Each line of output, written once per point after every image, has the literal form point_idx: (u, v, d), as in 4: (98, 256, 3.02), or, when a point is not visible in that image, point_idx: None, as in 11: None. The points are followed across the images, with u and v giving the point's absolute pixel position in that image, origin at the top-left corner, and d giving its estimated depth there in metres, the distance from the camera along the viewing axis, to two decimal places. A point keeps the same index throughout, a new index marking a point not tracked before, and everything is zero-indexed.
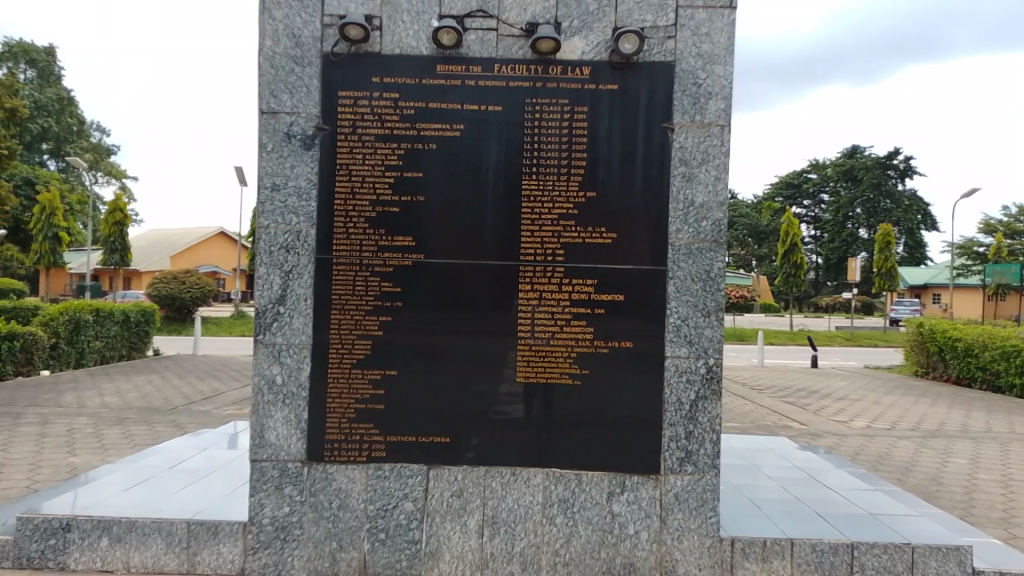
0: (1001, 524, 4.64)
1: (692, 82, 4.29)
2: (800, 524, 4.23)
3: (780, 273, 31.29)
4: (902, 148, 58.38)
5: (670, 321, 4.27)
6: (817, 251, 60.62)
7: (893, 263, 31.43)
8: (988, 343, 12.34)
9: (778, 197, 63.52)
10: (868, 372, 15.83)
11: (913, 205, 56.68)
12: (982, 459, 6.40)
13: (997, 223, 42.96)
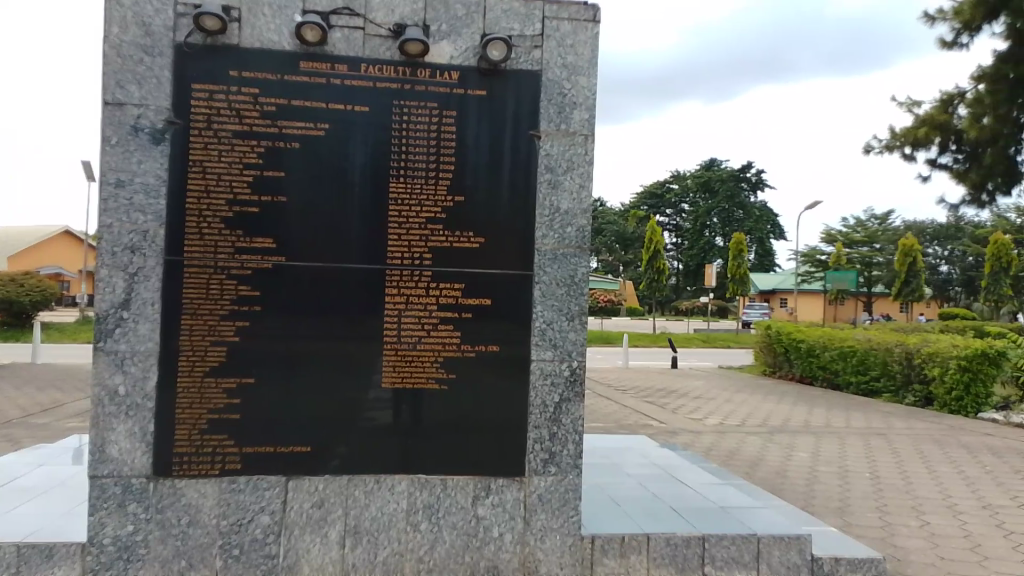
0: (838, 513, 4.98)
1: (557, 92, 4.38)
2: (656, 520, 4.34)
3: (645, 278, 32.65)
4: (752, 164, 62.77)
5: (535, 325, 4.33)
6: (678, 258, 63.83)
7: (745, 270, 33.58)
8: (829, 343, 13.42)
9: (644, 205, 66.26)
10: (721, 373, 16.81)
11: (764, 216, 61.25)
12: (821, 452, 6.92)
13: (837, 233, 47.26)
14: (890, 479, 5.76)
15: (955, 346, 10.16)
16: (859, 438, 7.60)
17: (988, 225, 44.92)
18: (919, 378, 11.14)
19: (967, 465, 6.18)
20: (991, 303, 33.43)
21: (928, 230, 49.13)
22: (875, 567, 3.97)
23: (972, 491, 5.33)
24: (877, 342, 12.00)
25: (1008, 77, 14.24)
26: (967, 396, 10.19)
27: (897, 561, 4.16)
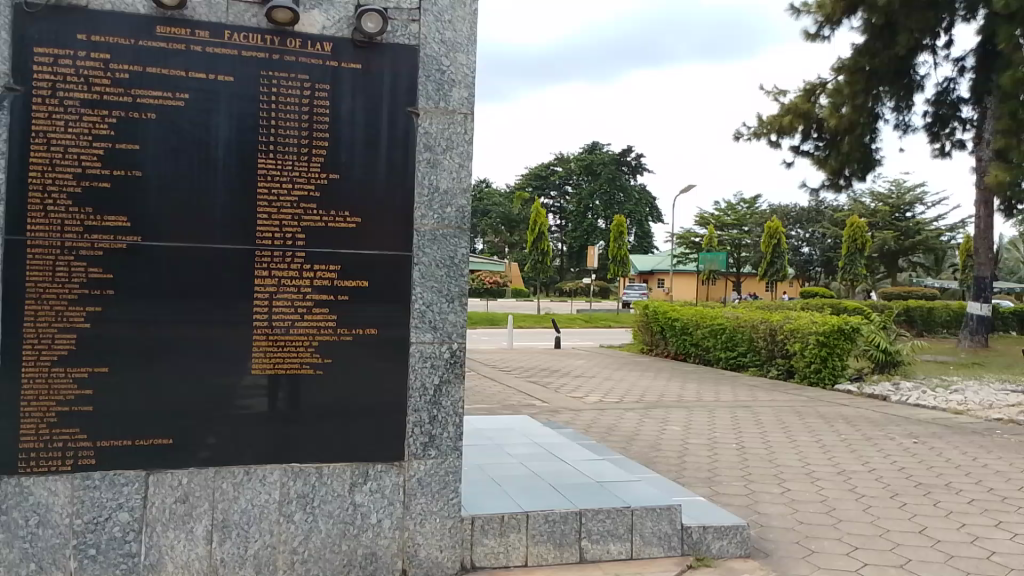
0: (707, 482, 5.21)
1: (435, 68, 4.28)
2: (535, 498, 4.38)
3: (529, 260, 33.12)
4: (631, 149, 65.01)
5: (415, 307, 4.25)
6: (563, 239, 65.24)
7: (625, 251, 34.78)
8: (701, 322, 14.11)
9: (528, 187, 67.20)
10: (603, 351, 17.31)
11: (642, 199, 63.67)
12: (692, 425, 7.26)
13: (709, 216, 50.01)
14: (755, 449, 6.09)
15: (815, 323, 10.92)
16: (726, 411, 8.02)
17: (843, 210, 48.72)
18: (782, 353, 11.88)
19: (823, 433, 6.63)
20: (843, 282, 36.30)
21: (792, 213, 52.66)
22: (740, 534, 4.15)
23: (826, 458, 5.72)
24: (745, 320, 12.73)
25: (863, 69, 16.74)
26: (824, 368, 10.92)
27: (761, 527, 4.40)
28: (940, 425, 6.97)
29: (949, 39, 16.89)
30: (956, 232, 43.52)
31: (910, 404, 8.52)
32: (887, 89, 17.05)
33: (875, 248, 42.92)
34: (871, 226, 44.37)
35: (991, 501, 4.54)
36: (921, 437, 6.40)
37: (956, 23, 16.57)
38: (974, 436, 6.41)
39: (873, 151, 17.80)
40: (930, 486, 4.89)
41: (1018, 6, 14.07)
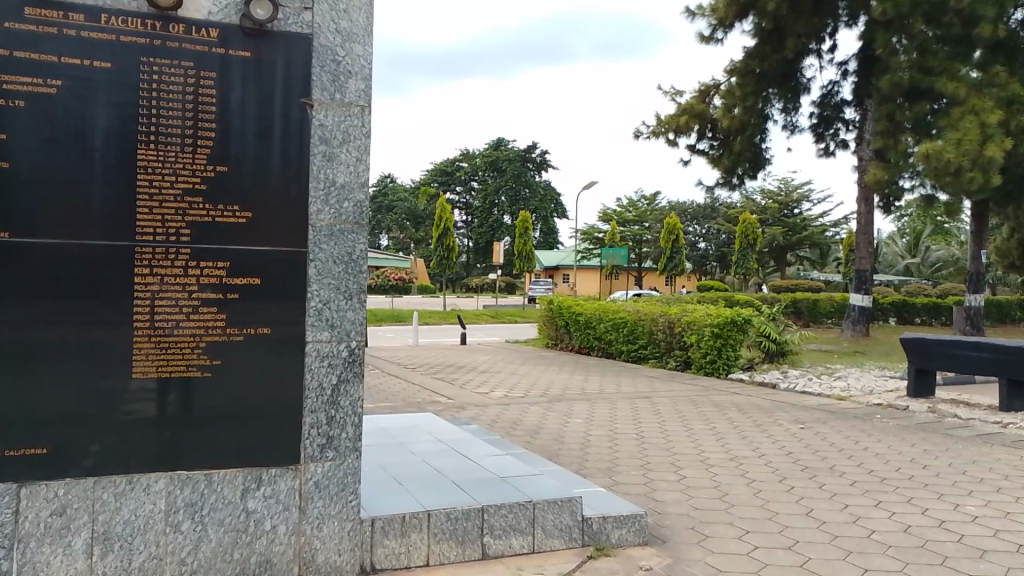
0: (608, 472, 5.31)
1: (330, 60, 4.16)
2: (437, 496, 4.34)
3: (435, 255, 32.96)
4: (536, 145, 65.86)
5: (310, 305, 4.11)
6: (470, 236, 65.36)
7: (530, 247, 35.20)
8: (604, 316, 14.41)
9: (434, 182, 66.86)
10: (510, 346, 17.40)
11: (547, 195, 64.63)
12: (594, 417, 7.39)
13: (611, 212, 51.80)
14: (653, 439, 6.26)
15: (710, 315, 11.37)
16: (627, 402, 8.21)
17: (737, 206, 50.89)
18: (680, 344, 12.29)
19: (718, 421, 6.89)
20: (736, 275, 37.95)
21: (689, 209, 54.42)
22: (638, 522, 4.25)
23: (720, 445, 5.94)
24: (645, 313, 13.08)
25: (753, 73, 17.66)
26: (719, 358, 11.40)
27: (658, 514, 4.52)
28: (825, 411, 7.37)
29: (833, 44, 17.88)
30: (840, 227, 46.25)
31: (798, 391, 8.97)
32: (776, 90, 18.25)
33: (766, 243, 45.13)
34: (764, 222, 46.48)
35: (869, 482, 4.81)
36: (806, 423, 6.75)
37: (839, 29, 17.56)
38: (856, 421, 6.81)
39: (762, 151, 18.85)
40: (815, 469, 5.15)
41: (894, 13, 14.99)
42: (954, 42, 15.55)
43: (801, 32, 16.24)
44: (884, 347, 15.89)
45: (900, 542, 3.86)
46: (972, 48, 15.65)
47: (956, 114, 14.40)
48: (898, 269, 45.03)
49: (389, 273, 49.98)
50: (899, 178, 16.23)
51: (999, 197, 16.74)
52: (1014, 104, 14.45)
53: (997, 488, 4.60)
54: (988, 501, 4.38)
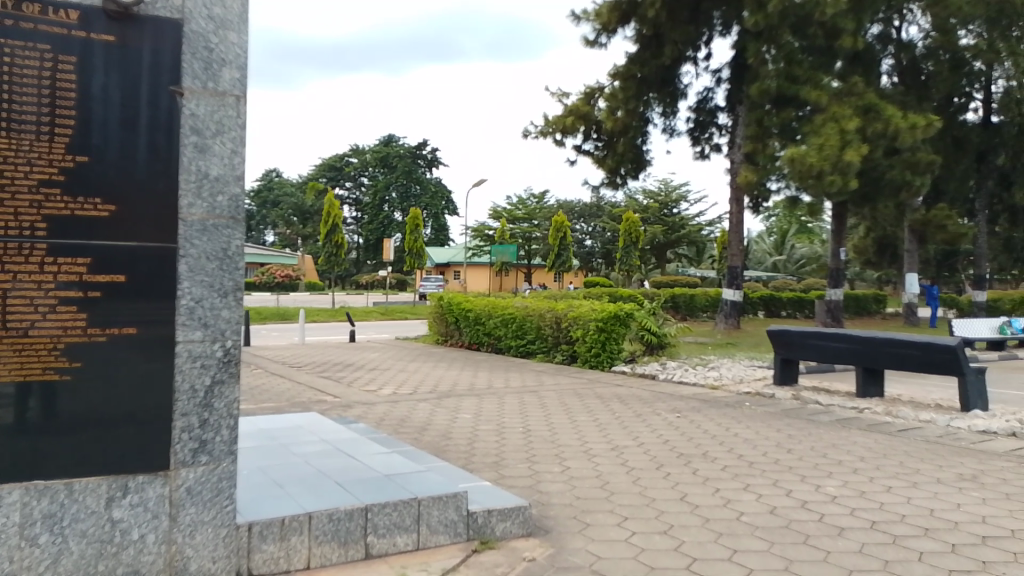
0: (495, 467, 5.36)
1: (203, 46, 3.96)
2: (319, 497, 4.25)
3: (323, 252, 32.25)
4: (427, 142, 65.89)
5: (181, 303, 3.91)
6: (360, 232, 64.44)
7: (421, 243, 35.10)
8: (493, 311, 14.53)
9: (322, 178, 65.34)
10: (400, 343, 17.25)
11: (438, 192, 64.79)
12: (482, 412, 7.46)
13: (502, 210, 53.20)
14: (540, 431, 6.38)
15: (595, 311, 11.74)
16: (515, 396, 8.33)
17: (621, 205, 52.79)
18: (566, 339, 12.58)
19: (601, 412, 7.11)
20: (621, 272, 39.28)
21: (576, 208, 55.30)
22: (523, 514, 4.32)
23: (604, 435, 6.13)
24: (533, 309, 13.30)
25: (635, 77, 18.20)
26: (603, 351, 11.74)
27: (542, 506, 4.61)
28: (699, 400, 7.76)
29: (708, 52, 18.76)
30: (715, 226, 48.77)
31: (675, 381, 9.42)
32: (655, 95, 19.02)
33: (648, 241, 47.00)
34: (646, 220, 48.37)
35: (739, 466, 5.10)
36: (683, 412, 7.08)
37: (713, 38, 18.41)
38: (728, 408, 7.20)
39: (643, 152, 19.61)
40: (690, 455, 5.41)
41: (765, 25, 15.80)
42: (818, 52, 16.94)
43: (678, 39, 17.06)
44: (754, 339, 16.92)
45: (767, 523, 4.09)
46: (833, 59, 16.93)
47: (819, 121, 15.57)
48: (767, 266, 47.83)
49: (276, 271, 48.54)
50: (767, 180, 16.87)
51: (856, 199, 17.98)
52: (869, 113, 15.75)
53: (853, 468, 4.97)
54: (846, 481, 4.72)
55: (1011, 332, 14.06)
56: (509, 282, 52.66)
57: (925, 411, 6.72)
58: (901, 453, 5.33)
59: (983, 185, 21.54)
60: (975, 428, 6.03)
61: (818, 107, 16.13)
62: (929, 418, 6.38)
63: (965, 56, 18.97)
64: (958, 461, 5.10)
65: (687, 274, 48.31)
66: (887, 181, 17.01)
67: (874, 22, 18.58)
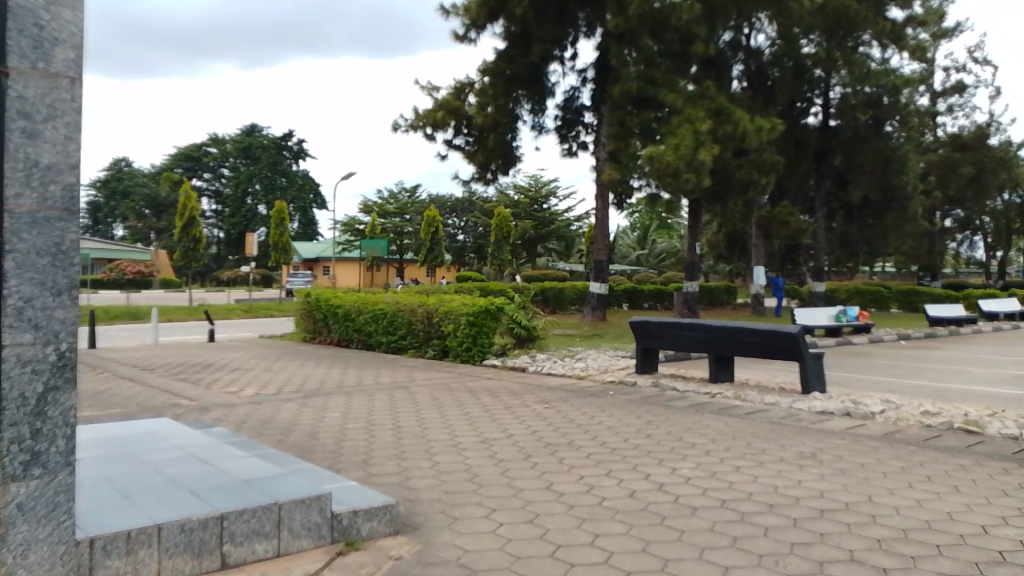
0: (362, 465, 5.27)
1: (31, 22, 3.61)
2: (171, 507, 4.01)
3: (179, 247, 30.43)
4: (292, 133, 63.92)
5: (8, 303, 3.50)
6: (220, 226, 61.40)
7: (286, 238, 33.83)
8: (362, 307, 14.28)
9: (178, 168, 61.65)
10: (264, 341, 16.61)
11: (304, 184, 63.27)
12: (350, 410, 7.32)
13: (372, 204, 52.66)
14: (410, 428, 6.35)
15: (466, 304, 11.83)
16: (385, 393, 8.23)
17: (493, 200, 53.60)
18: (437, 334, 12.57)
19: (471, 406, 7.17)
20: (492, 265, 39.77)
21: (448, 202, 55.87)
22: (389, 512, 4.29)
23: (473, 429, 6.18)
24: (404, 304, 13.20)
25: (503, 73, 18.43)
26: (474, 346, 11.86)
27: (410, 502, 4.59)
28: (566, 391, 8.00)
29: (574, 51, 19.32)
30: (582, 221, 50.42)
31: (544, 373, 9.65)
32: (523, 92, 19.36)
33: (519, 236, 47.76)
34: (517, 215, 49.24)
35: (602, 453, 5.29)
36: (550, 402, 7.26)
37: (579, 38, 18.94)
38: (593, 397, 7.47)
39: (513, 149, 19.92)
40: (557, 445, 5.56)
41: (626, 27, 16.46)
42: (675, 56, 17.71)
43: (544, 37, 17.53)
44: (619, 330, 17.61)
45: (627, 507, 4.28)
46: (689, 63, 17.86)
47: (676, 122, 16.25)
48: (630, 259, 49.45)
49: (126, 267, 45.54)
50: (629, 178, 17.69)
51: (708, 195, 18.82)
52: (721, 115, 16.60)
53: (706, 451, 5.28)
54: (699, 462, 5.02)
55: (846, 320, 15.49)
56: (380, 278, 51.86)
57: (770, 394, 7.25)
58: (748, 434, 5.73)
59: (822, 184, 23.49)
60: (813, 408, 6.56)
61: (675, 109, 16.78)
62: (774, 401, 6.87)
63: (806, 64, 20.63)
64: (798, 440, 5.54)
65: (555, 267, 49.46)
66: (737, 181, 18.18)
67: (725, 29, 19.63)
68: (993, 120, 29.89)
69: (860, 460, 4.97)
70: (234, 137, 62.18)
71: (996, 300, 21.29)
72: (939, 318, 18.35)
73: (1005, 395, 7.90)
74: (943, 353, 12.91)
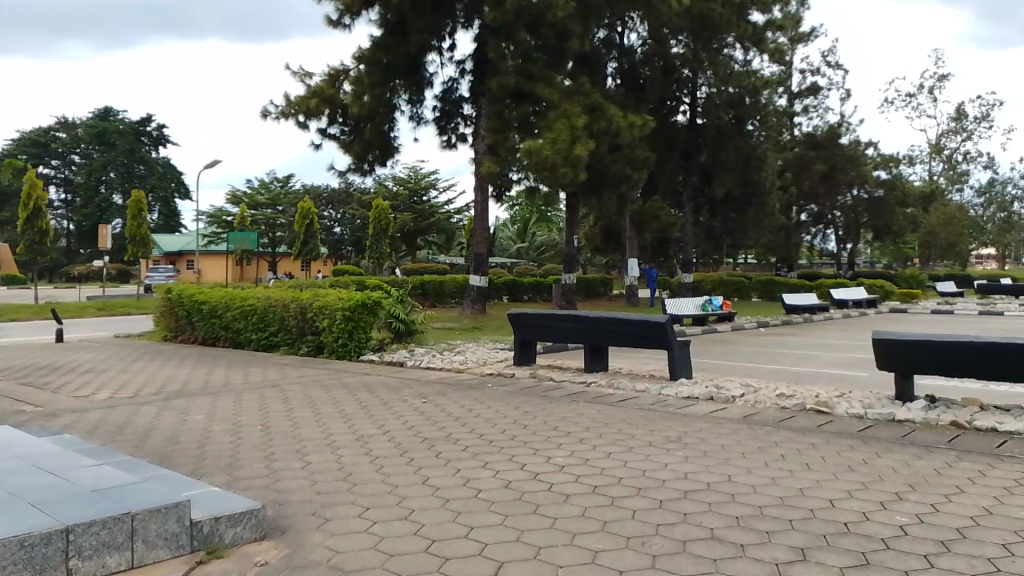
0: (228, 469, 5.02)
1: None
2: (6, 524, 3.61)
3: (23, 241, 27.99)
4: (153, 118, 60.45)
5: None
6: (72, 217, 57.04)
7: (146, 230, 31.81)
8: (231, 303, 13.68)
9: (22, 155, 56.79)
10: (122, 341, 15.57)
11: (168, 173, 59.96)
12: (217, 411, 6.96)
13: (242, 194, 50.80)
14: (280, 427, 6.12)
15: (341, 299, 11.58)
16: (254, 392, 7.90)
17: (370, 191, 52.39)
18: (311, 330, 12.21)
19: (346, 403, 7.00)
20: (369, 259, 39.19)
21: (324, 194, 54.45)
22: (255, 517, 4.09)
23: (348, 426, 6.03)
24: (275, 300, 12.76)
25: (381, 63, 18.05)
26: (350, 341, 11.60)
27: (278, 505, 4.41)
28: (444, 384, 7.98)
29: (452, 43, 19.29)
30: (462, 214, 50.68)
31: (422, 367, 9.59)
32: (401, 82, 19.16)
33: (398, 228, 47.25)
34: (397, 208, 48.75)
35: (478, 445, 5.31)
36: (428, 396, 7.22)
37: (457, 29, 18.92)
38: (470, 390, 7.49)
39: (390, 140, 19.93)
40: (433, 438, 5.54)
41: (503, 20, 16.60)
42: (551, 52, 18.09)
43: (421, 28, 17.38)
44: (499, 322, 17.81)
45: (502, 497, 4.30)
46: (565, 59, 18.27)
47: (553, 117, 16.53)
48: (512, 252, 50.52)
49: None
50: (507, 171, 17.94)
51: (584, 189, 19.43)
52: (595, 110, 17.10)
53: (579, 438, 5.41)
54: (573, 450, 5.13)
55: (711, 309, 16.41)
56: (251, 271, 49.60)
57: (640, 382, 7.54)
58: (619, 421, 5.92)
59: (688, 180, 24.57)
60: (680, 393, 6.88)
61: (551, 104, 17.10)
62: (644, 387, 7.15)
63: (675, 64, 21.57)
64: (665, 424, 5.79)
65: (436, 259, 49.26)
66: (611, 175, 18.82)
67: (599, 27, 20.19)
68: (842, 121, 32.34)
69: (722, 442, 5.25)
70: (86, 122, 57.79)
71: (844, 288, 23.16)
72: (794, 306, 19.74)
73: (850, 376, 8.58)
74: (798, 338, 13.90)
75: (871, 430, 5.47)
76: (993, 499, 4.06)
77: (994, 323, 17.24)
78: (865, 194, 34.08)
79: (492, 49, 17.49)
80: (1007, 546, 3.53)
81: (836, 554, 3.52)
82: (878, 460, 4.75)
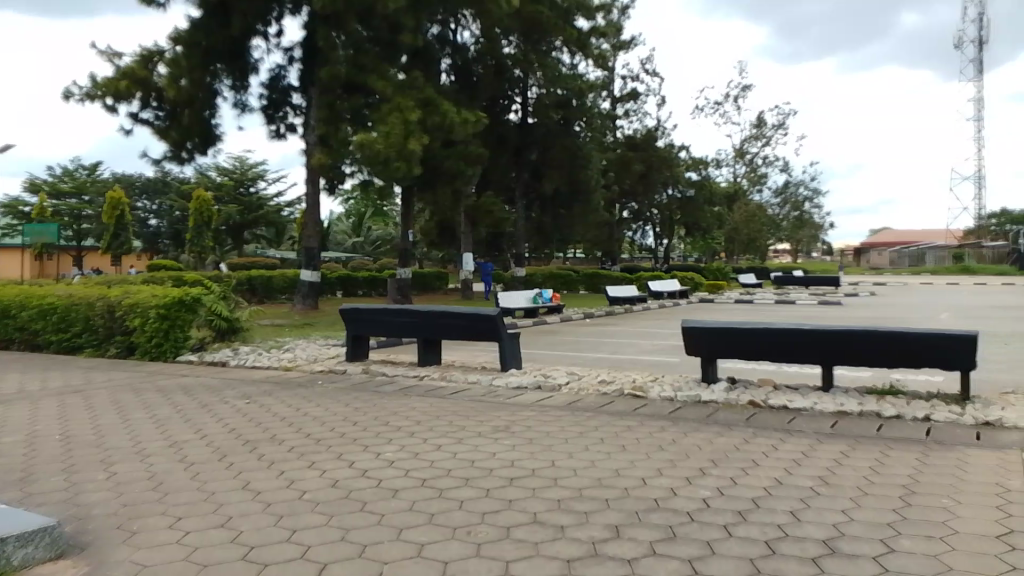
0: (18, 486, 4.53)
1: None
2: None
3: None
4: None
5: None
6: None
7: None
8: (26, 303, 12.38)
9: None
10: None
11: None
12: (7, 422, 6.26)
13: (41, 182, 46.26)
14: (83, 437, 5.62)
15: (155, 296, 10.89)
16: (53, 400, 7.19)
17: (190, 182, 50.06)
18: (122, 330, 11.32)
19: (161, 407, 6.56)
20: (188, 254, 36.92)
21: (137, 184, 51.38)
22: (49, 535, 3.68)
23: (163, 432, 5.65)
24: (79, 298, 11.74)
25: (199, 45, 17.20)
26: (166, 342, 10.86)
27: (79, 521, 4.05)
28: (271, 383, 7.71)
29: (278, 28, 18.57)
30: (293, 207, 49.29)
31: (247, 366, 9.21)
32: (222, 66, 18.39)
33: (222, 220, 44.72)
34: (219, 200, 46.16)
35: (305, 445, 5.18)
36: (253, 397, 6.93)
37: (283, 15, 18.23)
38: (299, 389, 7.29)
39: (212, 128, 18.91)
40: (257, 440, 5.33)
41: (333, 9, 16.20)
42: (384, 43, 17.86)
43: (246, 10, 16.60)
44: (329, 318, 17.41)
45: (328, 497, 4.23)
46: (397, 52, 18.11)
47: (385, 110, 16.38)
48: (344, 246, 50.01)
49: None
50: (338, 163, 17.84)
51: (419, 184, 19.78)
52: (429, 105, 17.01)
53: (409, 433, 5.43)
54: (402, 445, 5.14)
55: (540, 302, 17.02)
56: (50, 267, 44.72)
57: (471, 374, 7.70)
58: (449, 413, 6.01)
59: (519, 176, 25.53)
60: (509, 384, 7.10)
61: (384, 96, 16.94)
62: (475, 379, 7.32)
63: (506, 64, 22.01)
64: (494, 415, 5.95)
65: (265, 254, 47.24)
66: (445, 170, 18.99)
67: (433, 22, 20.33)
68: (659, 125, 34.55)
69: (546, 429, 5.47)
70: None
71: (661, 281, 24.94)
72: (616, 298, 20.94)
73: (664, 363, 9.25)
74: (621, 328, 14.80)
75: (681, 412, 5.93)
76: (781, 470, 4.54)
77: (787, 311, 19.34)
78: (679, 193, 37.20)
79: (321, 37, 16.85)
80: (792, 512, 3.96)
81: (646, 530, 3.78)
82: (685, 439, 5.17)
